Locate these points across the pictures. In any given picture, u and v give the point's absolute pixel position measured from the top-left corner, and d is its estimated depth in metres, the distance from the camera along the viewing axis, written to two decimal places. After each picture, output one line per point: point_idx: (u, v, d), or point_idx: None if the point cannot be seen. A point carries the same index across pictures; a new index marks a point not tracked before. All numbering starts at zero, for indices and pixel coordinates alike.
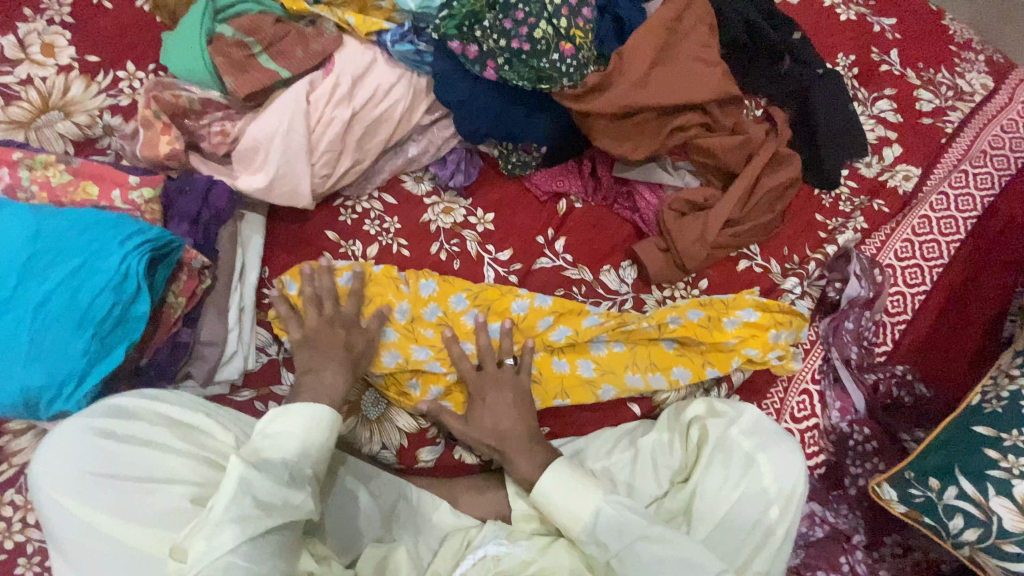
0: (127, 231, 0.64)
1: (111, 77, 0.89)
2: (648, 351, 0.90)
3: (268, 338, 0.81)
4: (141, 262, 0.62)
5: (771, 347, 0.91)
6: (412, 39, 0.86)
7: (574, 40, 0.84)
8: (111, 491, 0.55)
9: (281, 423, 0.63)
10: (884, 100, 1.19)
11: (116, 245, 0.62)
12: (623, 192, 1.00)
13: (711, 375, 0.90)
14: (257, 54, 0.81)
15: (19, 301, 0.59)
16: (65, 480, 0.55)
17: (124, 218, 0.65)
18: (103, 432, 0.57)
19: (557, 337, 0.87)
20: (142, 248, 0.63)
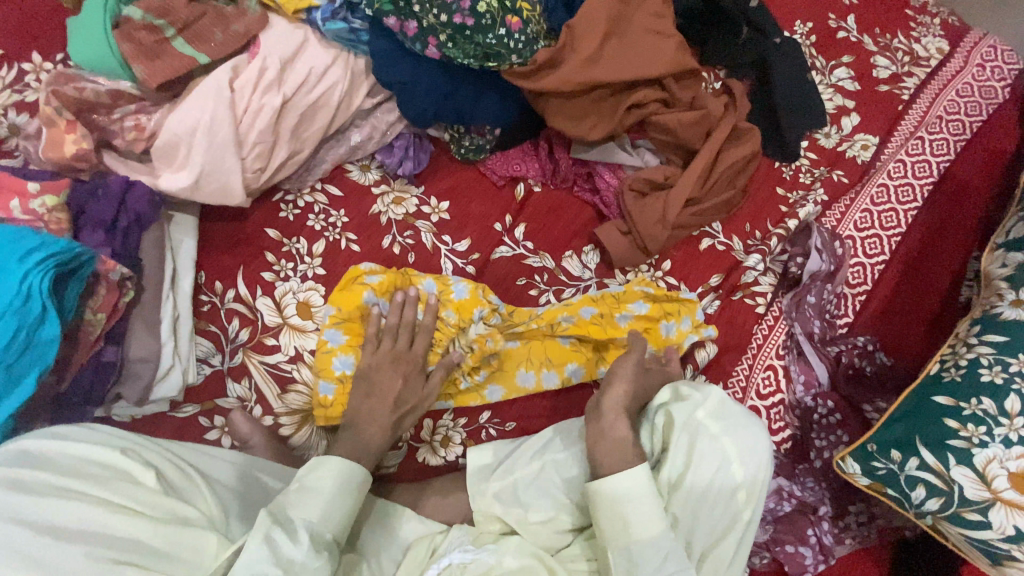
0: (25, 246, 0.57)
1: (15, 70, 0.81)
2: (543, 347, 0.86)
3: (210, 348, 0.77)
4: (44, 280, 0.56)
5: (663, 342, 0.89)
6: (346, 17, 0.79)
7: (521, 14, 0.79)
8: (25, 544, 0.47)
9: (316, 477, 0.63)
10: (842, 68, 1.17)
11: (14, 262, 0.56)
12: (583, 173, 0.96)
13: (604, 373, 0.87)
14: (171, 38, 0.73)
15: None
16: None
17: (25, 229, 0.58)
18: (6, 480, 0.50)
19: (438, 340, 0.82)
20: (45, 264, 0.56)
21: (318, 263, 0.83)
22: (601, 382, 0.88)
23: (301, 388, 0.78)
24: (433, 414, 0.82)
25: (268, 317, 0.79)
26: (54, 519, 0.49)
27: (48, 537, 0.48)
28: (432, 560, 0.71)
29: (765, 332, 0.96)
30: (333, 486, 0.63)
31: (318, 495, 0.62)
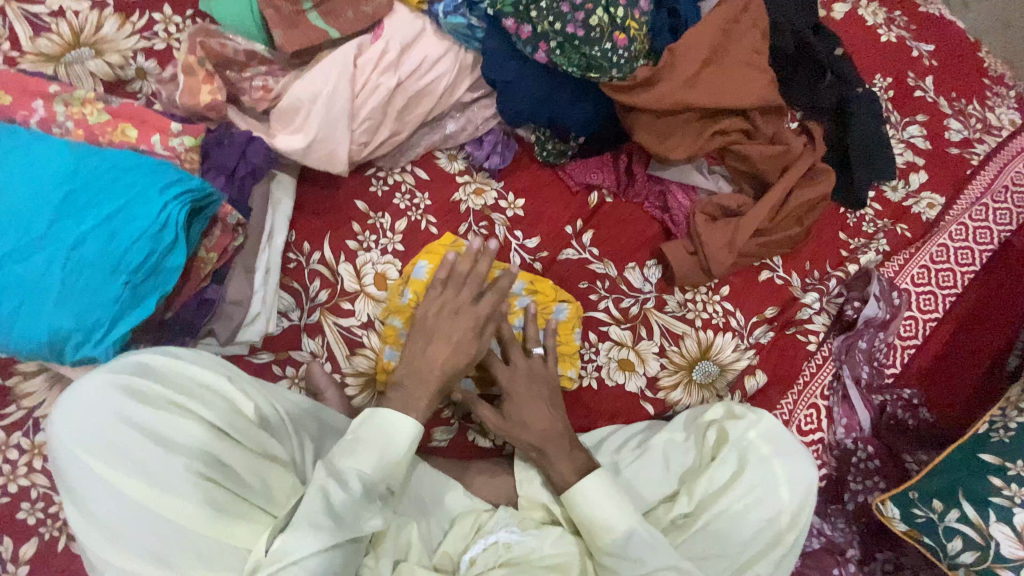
0: (168, 179, 0.62)
1: (147, 18, 0.86)
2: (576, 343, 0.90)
3: (292, 303, 0.81)
4: (181, 213, 0.61)
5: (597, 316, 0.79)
6: (465, 12, 0.83)
7: (628, 31, 0.82)
8: (140, 453, 0.52)
9: (373, 430, 0.63)
10: (915, 125, 1.19)
11: (156, 192, 0.61)
12: (656, 191, 0.99)
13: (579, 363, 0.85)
14: (307, 10, 0.78)
15: (53, 241, 0.57)
16: (95, 439, 0.52)
17: (165, 165, 0.64)
18: (127, 389, 0.55)
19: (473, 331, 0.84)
20: (183, 198, 0.62)
21: (398, 238, 0.87)
22: (648, 393, 0.91)
23: (368, 353, 0.81)
24: (486, 397, 0.86)
25: (347, 282, 0.83)
26: (164, 432, 0.54)
27: (158, 449, 0.53)
28: (477, 536, 0.75)
29: (813, 371, 0.98)
30: (390, 440, 0.64)
31: (368, 447, 0.63)
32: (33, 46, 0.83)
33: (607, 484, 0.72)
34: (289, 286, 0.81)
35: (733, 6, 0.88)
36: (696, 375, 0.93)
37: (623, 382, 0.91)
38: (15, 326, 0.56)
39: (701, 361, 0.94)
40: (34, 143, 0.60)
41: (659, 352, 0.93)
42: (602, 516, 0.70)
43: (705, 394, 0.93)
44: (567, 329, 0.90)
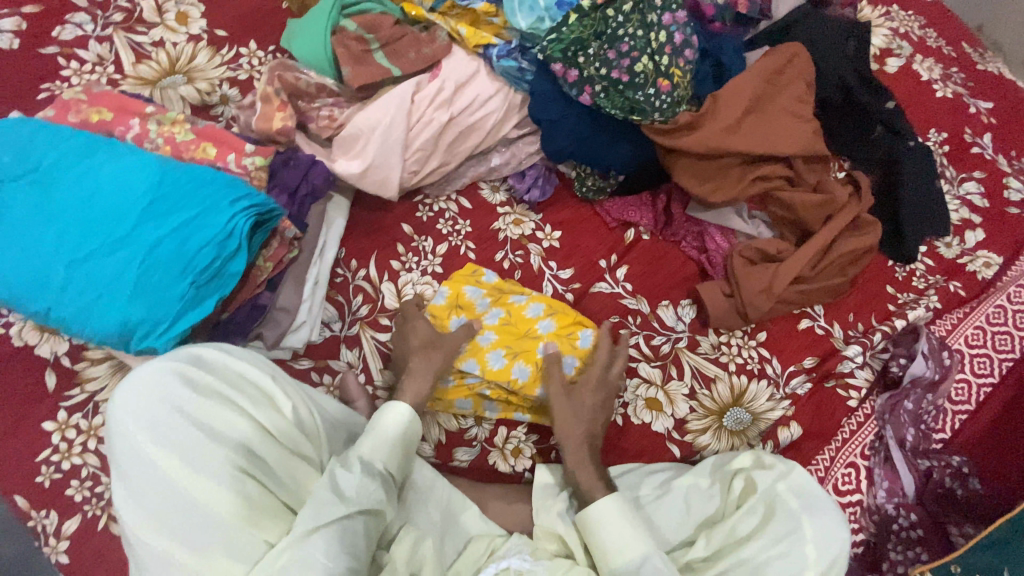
0: (238, 194, 0.68)
1: (234, 52, 0.97)
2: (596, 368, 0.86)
3: (335, 314, 0.85)
4: (246, 224, 0.67)
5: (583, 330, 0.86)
6: (517, 57, 0.89)
7: (671, 78, 0.85)
8: (185, 435, 0.57)
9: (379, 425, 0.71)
10: (972, 182, 1.16)
11: (226, 204, 0.67)
12: (694, 231, 1.00)
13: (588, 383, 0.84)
14: (374, 50, 0.86)
15: (134, 242, 0.64)
16: (146, 418, 0.57)
17: (236, 180, 0.70)
18: (181, 376, 0.60)
19: (499, 359, 0.84)
20: (249, 211, 0.68)
21: (438, 261, 0.91)
22: (675, 435, 0.89)
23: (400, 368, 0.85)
24: (508, 423, 0.86)
25: (387, 299, 0.87)
26: (209, 420, 0.60)
27: (199, 433, 0.58)
28: (489, 560, 0.75)
29: (853, 428, 0.94)
30: (391, 433, 0.71)
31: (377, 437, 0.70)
32: (134, 72, 0.94)
33: (622, 510, 0.73)
34: (333, 299, 0.86)
35: (779, 56, 0.90)
36: (727, 422, 0.91)
37: (650, 422, 0.90)
38: (93, 314, 0.62)
39: (732, 408, 0.92)
40: (128, 155, 0.68)
41: (689, 394, 0.91)
42: (617, 543, 0.71)
43: (734, 441, 0.91)
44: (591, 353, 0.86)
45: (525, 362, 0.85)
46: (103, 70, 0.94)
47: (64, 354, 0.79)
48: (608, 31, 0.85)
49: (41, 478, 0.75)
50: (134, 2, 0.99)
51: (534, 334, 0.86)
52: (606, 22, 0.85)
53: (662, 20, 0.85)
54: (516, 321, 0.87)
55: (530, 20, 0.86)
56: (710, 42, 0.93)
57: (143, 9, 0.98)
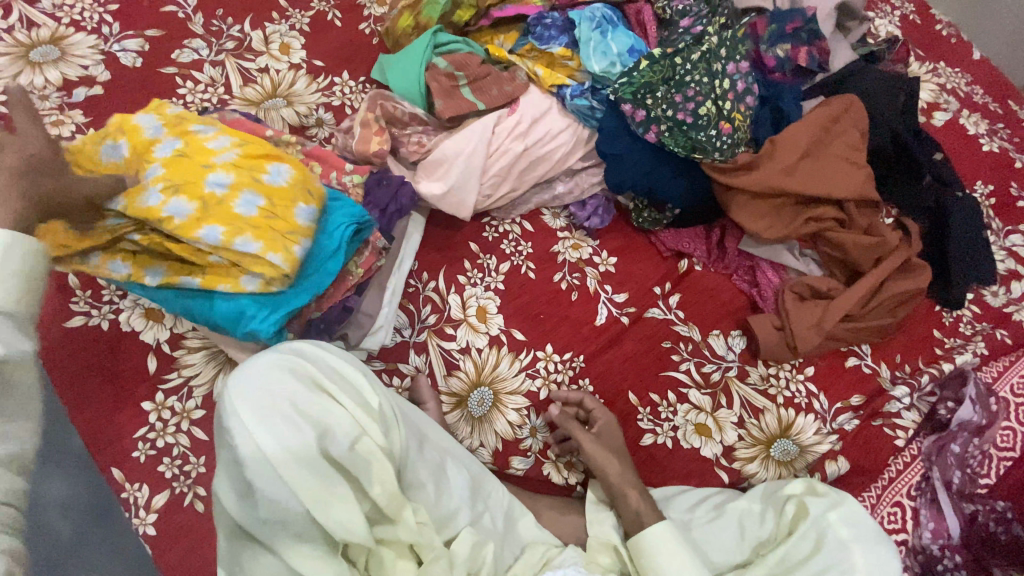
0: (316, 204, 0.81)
1: (329, 80, 1.08)
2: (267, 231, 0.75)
3: (406, 321, 0.92)
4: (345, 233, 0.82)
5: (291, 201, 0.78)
6: (589, 97, 0.97)
7: (733, 121, 0.92)
8: (284, 417, 0.63)
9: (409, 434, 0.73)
10: (1018, 234, 1.18)
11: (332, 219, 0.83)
12: (745, 266, 1.05)
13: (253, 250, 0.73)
14: (461, 86, 0.95)
15: None
16: (256, 400, 0.63)
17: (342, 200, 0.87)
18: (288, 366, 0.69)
19: (247, 211, 0.75)
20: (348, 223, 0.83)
21: (501, 278, 0.98)
22: (723, 461, 0.92)
23: (462, 375, 0.91)
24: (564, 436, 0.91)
25: (454, 310, 0.94)
26: (308, 404, 0.65)
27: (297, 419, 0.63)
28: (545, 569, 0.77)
29: (899, 467, 0.95)
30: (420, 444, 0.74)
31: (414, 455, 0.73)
32: (241, 93, 1.05)
33: (671, 537, 0.77)
34: (406, 308, 0.93)
35: (835, 106, 0.96)
36: (774, 452, 0.94)
37: (699, 446, 0.93)
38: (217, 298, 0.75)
39: (779, 438, 0.94)
40: None
41: (737, 422, 0.95)
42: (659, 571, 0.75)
43: (781, 471, 0.93)
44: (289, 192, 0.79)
45: (187, 196, 0.74)
46: (213, 89, 1.05)
47: (165, 342, 0.86)
48: (676, 77, 0.92)
49: (136, 454, 0.81)
50: (244, 32, 1.10)
51: (219, 198, 0.75)
52: (675, 69, 0.92)
53: (727, 69, 0.92)
54: (280, 212, 0.77)
55: (604, 64, 0.95)
56: (770, 90, 0.99)
57: (251, 39, 1.10)
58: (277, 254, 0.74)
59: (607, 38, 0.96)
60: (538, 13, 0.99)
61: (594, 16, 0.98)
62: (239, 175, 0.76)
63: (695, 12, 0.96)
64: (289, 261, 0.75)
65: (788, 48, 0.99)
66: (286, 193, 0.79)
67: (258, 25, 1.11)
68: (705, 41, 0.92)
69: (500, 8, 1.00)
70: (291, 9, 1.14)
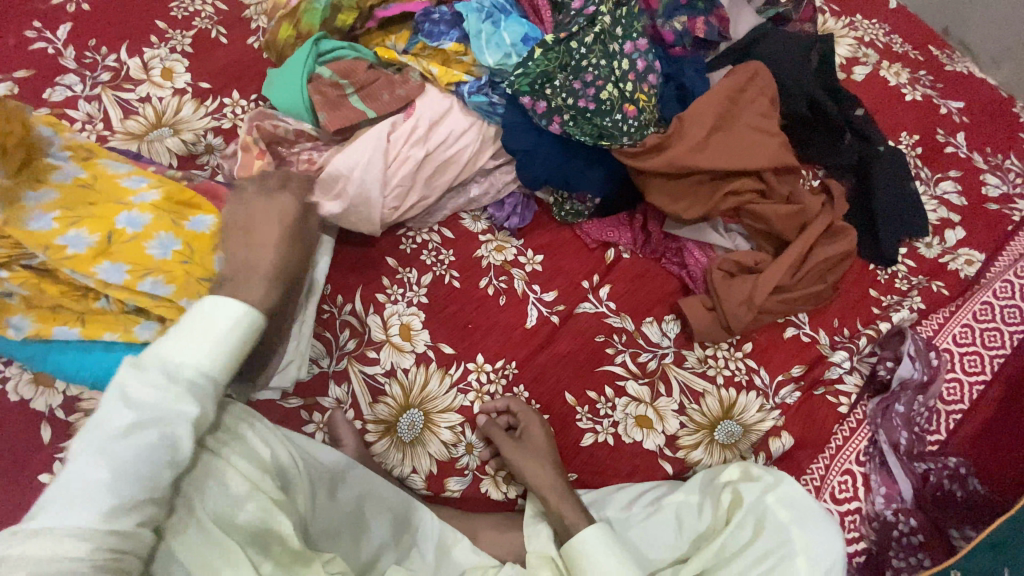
0: None
1: (218, 102, 1.01)
2: (180, 278, 0.73)
3: (322, 350, 0.87)
4: None
5: (207, 249, 0.76)
6: (488, 92, 0.92)
7: (638, 103, 0.88)
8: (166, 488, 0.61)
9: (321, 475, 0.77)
10: (948, 181, 1.17)
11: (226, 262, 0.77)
12: (673, 248, 1.02)
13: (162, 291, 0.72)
14: (349, 95, 0.90)
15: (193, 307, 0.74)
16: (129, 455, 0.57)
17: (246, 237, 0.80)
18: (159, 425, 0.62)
19: (116, 279, 0.71)
20: None
21: (423, 291, 0.93)
22: (667, 452, 0.90)
23: (389, 401, 0.86)
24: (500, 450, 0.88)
25: (375, 332, 0.89)
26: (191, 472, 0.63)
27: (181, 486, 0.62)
28: None
29: (846, 434, 0.94)
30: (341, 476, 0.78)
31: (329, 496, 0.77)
32: (123, 127, 0.98)
33: (607, 539, 0.75)
34: (321, 335, 0.88)
35: (740, 76, 0.93)
36: (718, 435, 0.92)
37: (641, 440, 0.90)
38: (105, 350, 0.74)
39: (723, 420, 0.92)
40: None
41: (678, 410, 0.92)
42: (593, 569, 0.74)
43: (727, 454, 0.91)
44: (206, 244, 0.76)
45: (91, 229, 0.72)
46: (92, 126, 0.98)
47: (59, 407, 0.80)
48: (572, 63, 0.88)
49: None
50: (121, 61, 1.03)
51: (128, 236, 0.73)
52: (571, 54, 0.88)
53: (624, 49, 0.89)
54: (194, 256, 0.75)
55: (498, 56, 0.90)
56: (672, 67, 0.96)
57: (129, 67, 1.02)
58: (189, 299, 0.73)
59: (498, 28, 0.92)
60: (424, 9, 0.95)
61: (483, 7, 0.93)
62: (156, 215, 0.75)
63: None
64: (198, 305, 0.73)
65: (685, 20, 0.95)
66: (204, 239, 0.76)
67: (135, 51, 1.04)
68: (598, 21, 0.88)
69: (383, 8, 0.96)
70: (171, 29, 1.06)
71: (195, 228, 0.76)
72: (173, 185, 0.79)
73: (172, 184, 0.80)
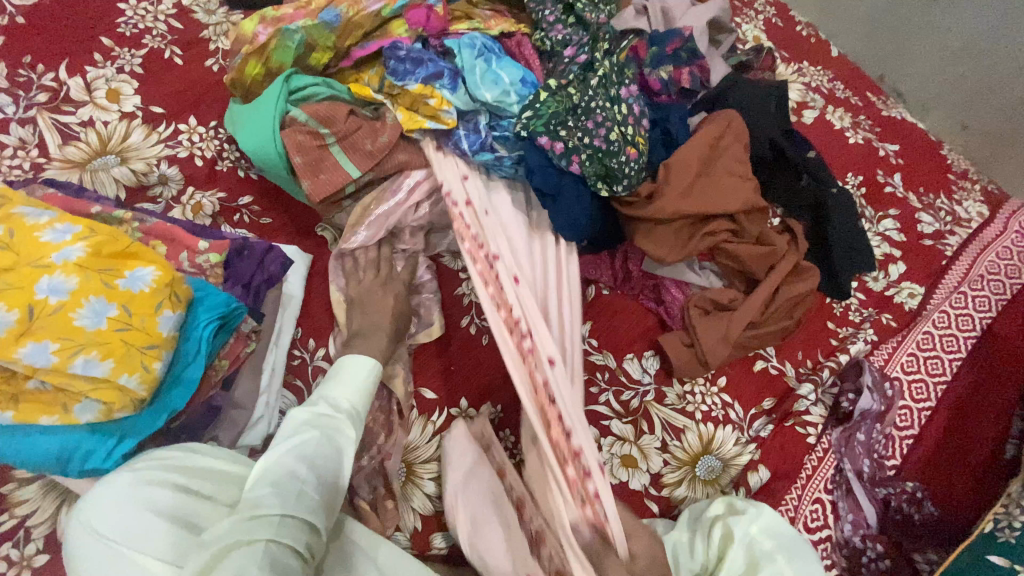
0: (184, 308, 0.64)
1: (173, 129, 0.94)
2: (113, 352, 0.58)
3: (295, 402, 0.81)
4: (207, 330, 0.66)
5: (145, 313, 0.60)
6: (492, 147, 0.91)
7: (638, 146, 0.88)
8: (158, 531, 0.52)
9: None
10: (889, 219, 1.27)
11: (190, 317, 0.67)
12: (650, 285, 1.04)
13: (85, 369, 0.57)
14: (330, 145, 0.86)
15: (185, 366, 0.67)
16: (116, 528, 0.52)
17: (209, 288, 0.69)
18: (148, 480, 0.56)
19: (39, 360, 0.56)
20: (211, 319, 0.67)
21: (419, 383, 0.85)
22: (652, 491, 0.90)
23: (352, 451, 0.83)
24: None
25: None
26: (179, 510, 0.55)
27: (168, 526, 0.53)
28: None
29: (815, 464, 0.98)
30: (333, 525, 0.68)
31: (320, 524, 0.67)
32: (61, 154, 0.88)
33: None
34: (293, 385, 0.82)
35: (717, 124, 0.97)
36: (699, 471, 0.93)
37: (626, 480, 0.90)
38: (36, 435, 0.60)
39: (703, 456, 0.94)
40: None
41: (661, 447, 0.93)
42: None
43: (709, 490, 0.92)
44: (143, 304, 0.60)
45: (8, 303, 0.56)
46: (24, 153, 0.87)
47: None
48: (580, 106, 0.88)
49: None
50: (59, 80, 0.93)
51: (53, 307, 0.57)
52: (576, 98, 0.88)
53: (622, 93, 0.91)
54: (136, 320, 0.60)
55: (496, 93, 0.89)
56: (659, 113, 1.00)
57: (69, 87, 0.93)
58: (132, 376, 0.58)
59: (492, 66, 0.90)
60: (393, 44, 0.90)
61: (474, 44, 0.92)
62: (85, 277, 0.59)
63: (576, 41, 0.94)
64: (147, 382, 0.59)
65: (671, 70, 1.00)
66: (144, 300, 0.61)
67: (76, 70, 0.94)
68: (597, 68, 0.91)
69: (360, 47, 0.92)
70: (118, 47, 0.97)
71: (130, 286, 0.60)
72: (107, 233, 0.63)
73: (104, 232, 0.64)
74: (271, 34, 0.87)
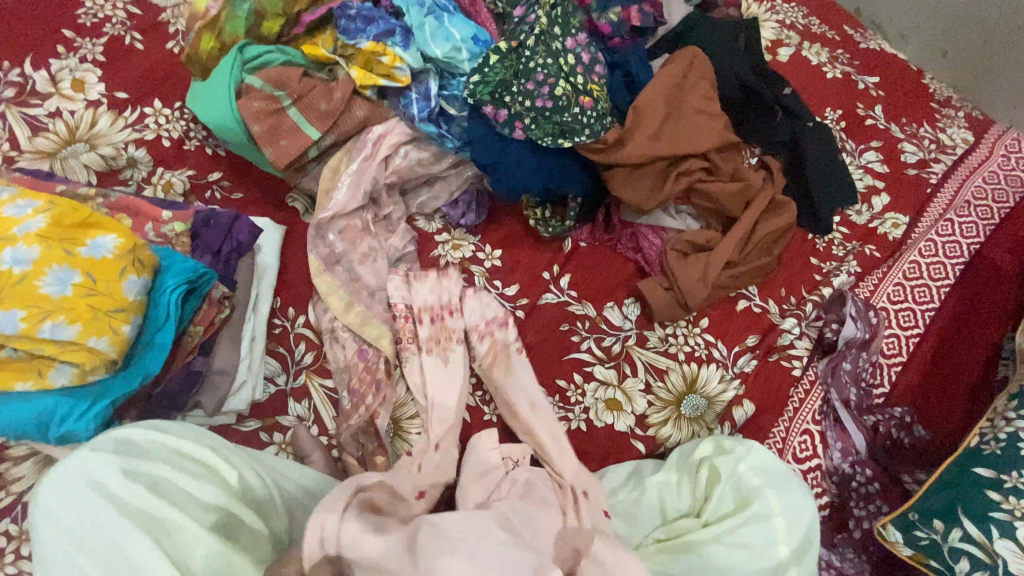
0: (149, 273, 0.67)
1: (138, 113, 0.94)
2: (78, 315, 0.61)
3: (277, 368, 0.82)
4: (174, 295, 0.69)
5: (106, 277, 0.63)
6: (438, 122, 0.92)
7: (592, 95, 0.88)
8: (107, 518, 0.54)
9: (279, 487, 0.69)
10: (871, 151, 1.25)
11: (158, 284, 0.70)
12: (627, 233, 1.04)
13: (54, 333, 0.60)
14: (286, 107, 0.87)
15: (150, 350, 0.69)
16: (73, 510, 0.54)
17: (176, 256, 0.72)
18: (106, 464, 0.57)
19: (10, 327, 0.60)
20: (178, 285, 0.70)
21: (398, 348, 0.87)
22: (638, 432, 0.91)
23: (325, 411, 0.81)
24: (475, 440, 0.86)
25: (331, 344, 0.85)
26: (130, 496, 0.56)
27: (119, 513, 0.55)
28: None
29: (800, 397, 0.98)
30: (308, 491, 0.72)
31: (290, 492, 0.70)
32: (32, 146, 0.89)
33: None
34: (275, 352, 0.84)
35: (679, 64, 0.95)
36: (684, 410, 0.94)
37: (612, 423, 0.91)
38: (16, 402, 0.63)
39: (688, 395, 0.95)
40: None
41: (645, 389, 0.94)
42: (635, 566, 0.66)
43: (694, 428, 0.93)
44: (105, 269, 0.63)
45: None
46: None
47: None
48: (523, 65, 0.87)
49: None
50: (24, 74, 0.93)
51: (18, 277, 0.61)
52: (519, 61, 0.87)
53: (567, 45, 0.90)
54: (101, 286, 0.63)
55: (446, 49, 0.89)
56: (616, 57, 0.99)
57: (34, 79, 0.93)
58: (101, 337, 0.62)
59: (443, 23, 0.90)
60: (342, 4, 0.92)
61: (423, 2, 0.91)
62: (46, 247, 0.62)
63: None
64: (117, 344, 0.63)
65: (619, 11, 0.98)
66: (106, 265, 0.64)
67: (39, 62, 0.94)
68: (538, 25, 0.89)
69: (310, 13, 0.92)
70: (79, 38, 0.98)
71: (92, 254, 0.63)
72: (67, 205, 0.66)
73: (62, 204, 0.67)
74: (221, 7, 0.88)
